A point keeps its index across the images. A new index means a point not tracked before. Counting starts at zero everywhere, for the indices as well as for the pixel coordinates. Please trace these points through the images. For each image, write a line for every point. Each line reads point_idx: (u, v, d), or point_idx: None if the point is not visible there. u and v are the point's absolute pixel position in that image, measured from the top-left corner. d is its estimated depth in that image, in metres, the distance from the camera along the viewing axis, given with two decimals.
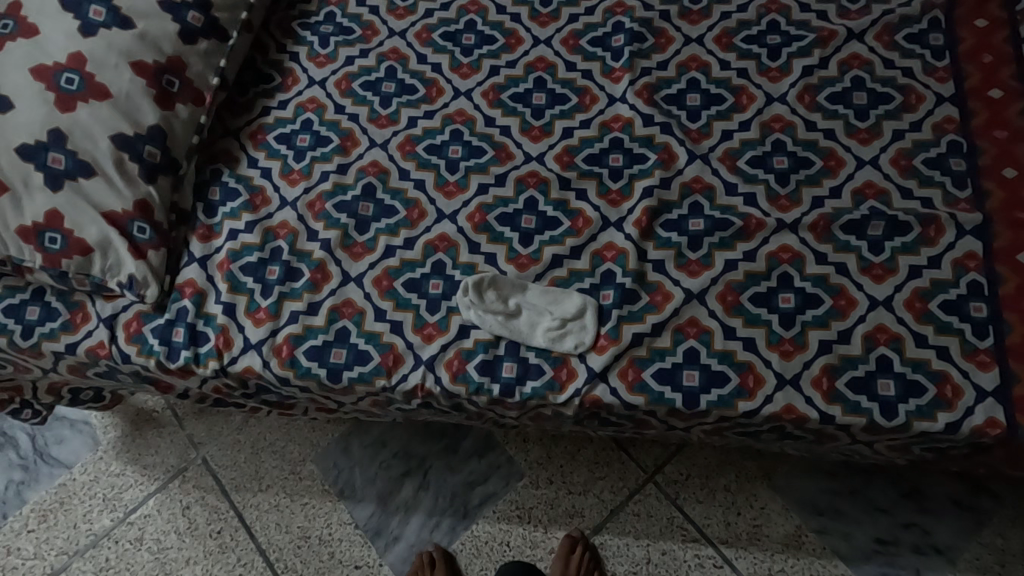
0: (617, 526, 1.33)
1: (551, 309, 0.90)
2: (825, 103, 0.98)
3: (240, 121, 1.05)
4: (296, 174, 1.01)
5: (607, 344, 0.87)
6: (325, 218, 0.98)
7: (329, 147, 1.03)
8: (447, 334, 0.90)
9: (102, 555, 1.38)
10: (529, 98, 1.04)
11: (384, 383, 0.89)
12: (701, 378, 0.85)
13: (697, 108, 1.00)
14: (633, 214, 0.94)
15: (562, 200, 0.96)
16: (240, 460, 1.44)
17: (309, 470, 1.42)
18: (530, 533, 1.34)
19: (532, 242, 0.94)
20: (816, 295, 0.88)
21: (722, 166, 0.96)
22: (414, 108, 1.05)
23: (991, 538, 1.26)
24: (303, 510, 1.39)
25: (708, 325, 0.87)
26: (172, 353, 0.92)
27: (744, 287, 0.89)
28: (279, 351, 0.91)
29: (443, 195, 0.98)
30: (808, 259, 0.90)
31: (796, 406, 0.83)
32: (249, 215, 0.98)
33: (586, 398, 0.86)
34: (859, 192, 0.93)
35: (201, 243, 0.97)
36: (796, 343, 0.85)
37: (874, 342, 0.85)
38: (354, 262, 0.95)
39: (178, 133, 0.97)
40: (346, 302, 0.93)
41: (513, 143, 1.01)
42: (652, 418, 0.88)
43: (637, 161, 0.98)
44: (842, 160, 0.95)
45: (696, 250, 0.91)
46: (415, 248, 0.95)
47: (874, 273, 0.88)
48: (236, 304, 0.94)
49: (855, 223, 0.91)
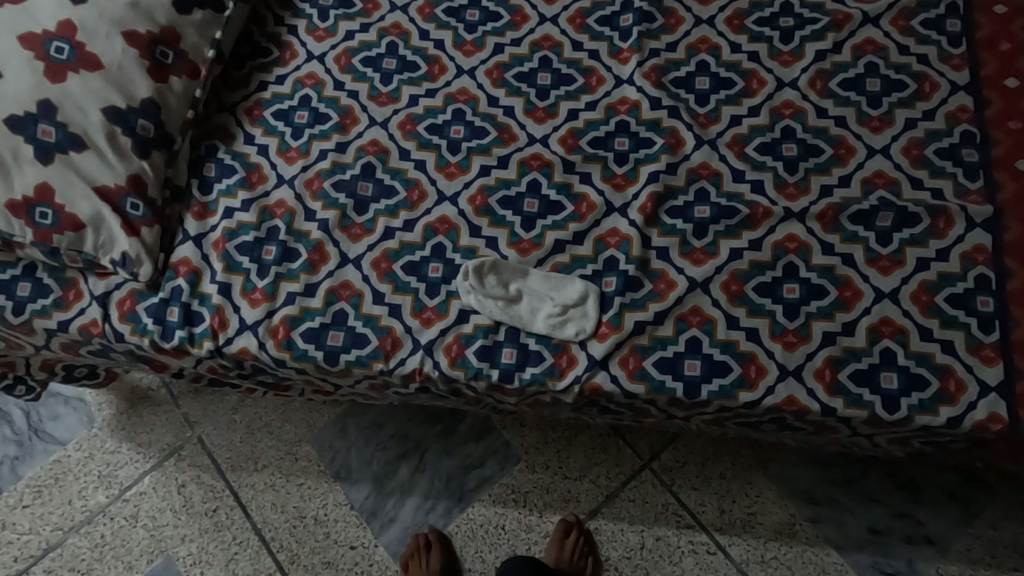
0: (612, 511, 1.34)
1: (550, 295, 0.88)
2: (837, 89, 0.96)
3: (236, 95, 1.02)
4: (294, 152, 0.99)
5: (608, 331, 0.86)
6: (323, 198, 0.96)
7: (328, 124, 1.00)
8: (446, 319, 0.89)
9: (98, 531, 1.38)
10: (534, 79, 1.01)
11: (381, 367, 0.88)
12: (702, 368, 0.84)
13: (706, 92, 0.98)
14: (638, 200, 0.92)
15: (566, 184, 0.94)
16: (236, 440, 1.44)
17: (304, 451, 1.42)
18: (525, 517, 1.34)
19: (534, 227, 0.92)
20: (822, 285, 0.87)
21: (730, 152, 0.94)
22: (416, 86, 1.02)
23: (982, 530, 1.27)
24: (298, 491, 1.39)
25: (711, 314, 0.86)
26: (166, 332, 0.90)
27: (748, 276, 0.87)
28: (275, 333, 0.90)
29: (444, 176, 0.96)
30: (814, 249, 0.88)
31: (797, 398, 0.82)
32: (245, 193, 0.96)
33: (586, 385, 0.85)
34: (868, 182, 0.91)
35: (196, 221, 0.95)
36: (800, 335, 0.84)
37: (878, 334, 0.84)
38: (353, 243, 0.93)
39: (172, 107, 0.94)
40: (343, 284, 0.91)
41: (516, 124, 0.98)
42: (652, 407, 0.87)
43: (643, 145, 0.95)
44: (852, 148, 0.93)
45: (701, 238, 0.90)
46: (415, 230, 0.94)
47: (881, 265, 0.87)
48: (231, 284, 0.92)
49: (863, 214, 0.89)
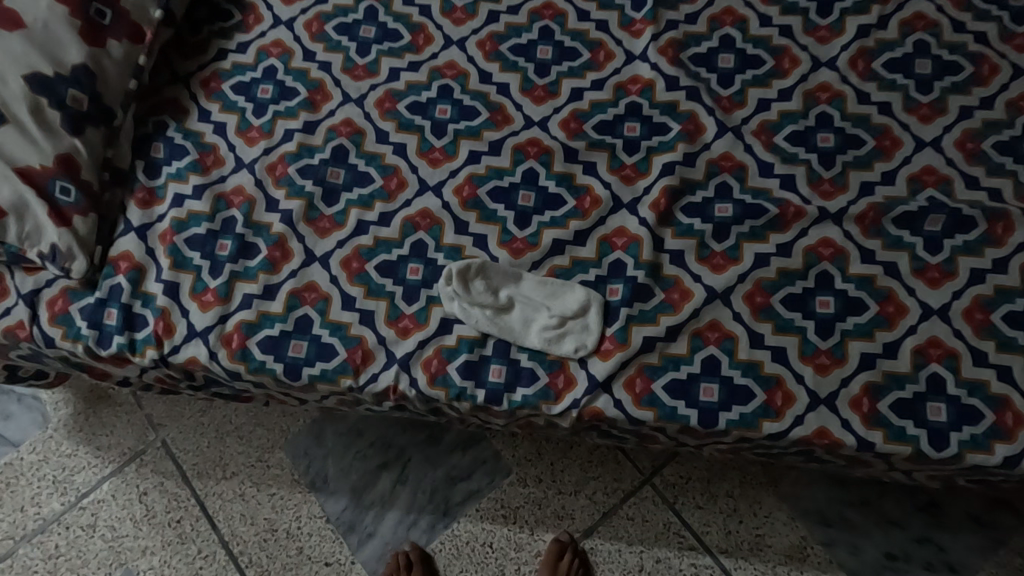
0: (609, 530, 1.23)
1: (546, 305, 0.77)
2: (882, 70, 0.83)
3: (190, 65, 0.89)
4: (255, 132, 0.86)
5: (613, 348, 0.74)
6: (287, 185, 0.83)
7: (295, 100, 0.87)
8: (425, 329, 0.77)
9: (51, 542, 1.27)
10: (533, 52, 0.88)
11: (350, 384, 0.77)
12: (720, 393, 0.73)
13: (730, 71, 0.85)
14: (649, 195, 0.80)
15: (567, 174, 0.82)
16: (203, 445, 1.32)
17: (277, 458, 1.31)
18: (515, 535, 1.24)
19: (529, 223, 0.80)
20: (860, 299, 0.75)
21: (757, 142, 0.81)
22: (397, 58, 0.89)
23: (1009, 558, 1.17)
24: (268, 502, 1.28)
25: (731, 330, 0.74)
26: (103, 338, 0.78)
27: (775, 287, 0.75)
28: (229, 342, 0.78)
29: (427, 163, 0.83)
30: (852, 256, 0.76)
31: (830, 430, 0.71)
32: (197, 177, 0.83)
33: (586, 410, 0.73)
34: (916, 179, 0.79)
35: (140, 209, 0.82)
36: (834, 356, 0.73)
37: (925, 358, 0.72)
38: (321, 239, 0.81)
39: (111, 76, 0.81)
40: (308, 286, 0.80)
41: (511, 104, 0.85)
42: (660, 435, 0.76)
43: (657, 131, 0.83)
44: (898, 139, 0.80)
45: (721, 241, 0.78)
46: (391, 225, 0.81)
47: (929, 276, 0.75)
48: (178, 283, 0.80)
49: (910, 216, 0.77)
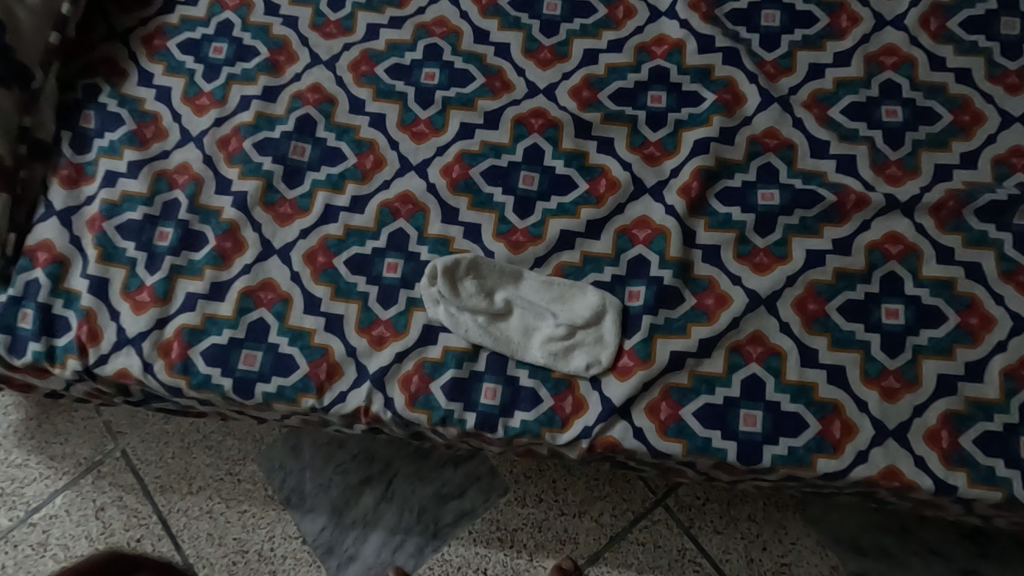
0: (616, 558, 0.95)
1: (550, 312, 0.63)
2: (959, 31, 0.69)
3: (131, 19, 0.75)
4: (205, 99, 0.72)
5: (632, 365, 0.61)
6: (241, 162, 0.69)
7: (253, 62, 0.73)
8: (404, 339, 0.63)
9: None
10: (539, 7, 0.74)
11: (313, 404, 0.63)
12: (764, 422, 0.59)
13: (776, 31, 0.70)
14: (678, 178, 0.66)
15: (579, 152, 0.68)
16: (167, 456, 1.03)
17: (247, 471, 1.02)
18: (512, 561, 0.96)
19: (531, 211, 0.66)
20: (935, 308, 0.61)
21: (809, 115, 0.67)
22: (376, 12, 0.74)
23: None
24: (238, 520, 0.98)
25: (777, 344, 0.61)
26: (15, 345, 0.65)
27: (832, 292, 0.62)
28: (167, 351, 0.65)
29: (410, 138, 0.69)
30: (925, 255, 0.62)
31: (901, 470, 0.57)
32: (133, 152, 0.69)
33: (599, 441, 0.60)
34: (1002, 162, 0.65)
35: (65, 189, 0.69)
36: (904, 379, 0.59)
37: (1016, 381, 0.59)
38: (281, 228, 0.68)
39: (27, 27, 0.67)
40: (264, 284, 0.66)
41: (512, 68, 0.71)
42: (688, 470, 0.62)
43: (687, 102, 0.69)
44: (980, 114, 0.66)
45: (766, 234, 0.64)
46: (366, 211, 0.68)
47: (1020, 280, 0.61)
48: (108, 279, 0.66)
49: (997, 207, 0.63)
